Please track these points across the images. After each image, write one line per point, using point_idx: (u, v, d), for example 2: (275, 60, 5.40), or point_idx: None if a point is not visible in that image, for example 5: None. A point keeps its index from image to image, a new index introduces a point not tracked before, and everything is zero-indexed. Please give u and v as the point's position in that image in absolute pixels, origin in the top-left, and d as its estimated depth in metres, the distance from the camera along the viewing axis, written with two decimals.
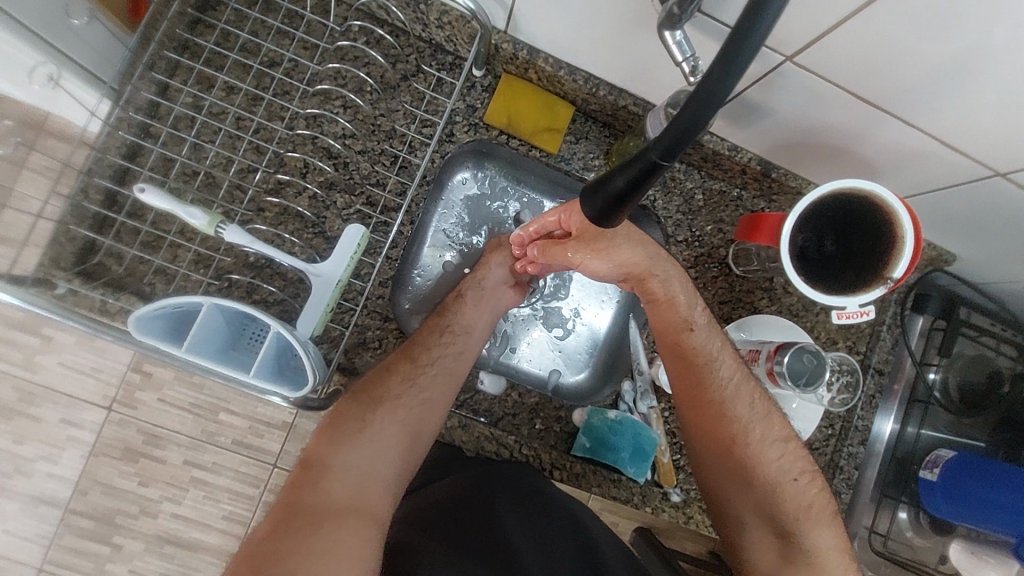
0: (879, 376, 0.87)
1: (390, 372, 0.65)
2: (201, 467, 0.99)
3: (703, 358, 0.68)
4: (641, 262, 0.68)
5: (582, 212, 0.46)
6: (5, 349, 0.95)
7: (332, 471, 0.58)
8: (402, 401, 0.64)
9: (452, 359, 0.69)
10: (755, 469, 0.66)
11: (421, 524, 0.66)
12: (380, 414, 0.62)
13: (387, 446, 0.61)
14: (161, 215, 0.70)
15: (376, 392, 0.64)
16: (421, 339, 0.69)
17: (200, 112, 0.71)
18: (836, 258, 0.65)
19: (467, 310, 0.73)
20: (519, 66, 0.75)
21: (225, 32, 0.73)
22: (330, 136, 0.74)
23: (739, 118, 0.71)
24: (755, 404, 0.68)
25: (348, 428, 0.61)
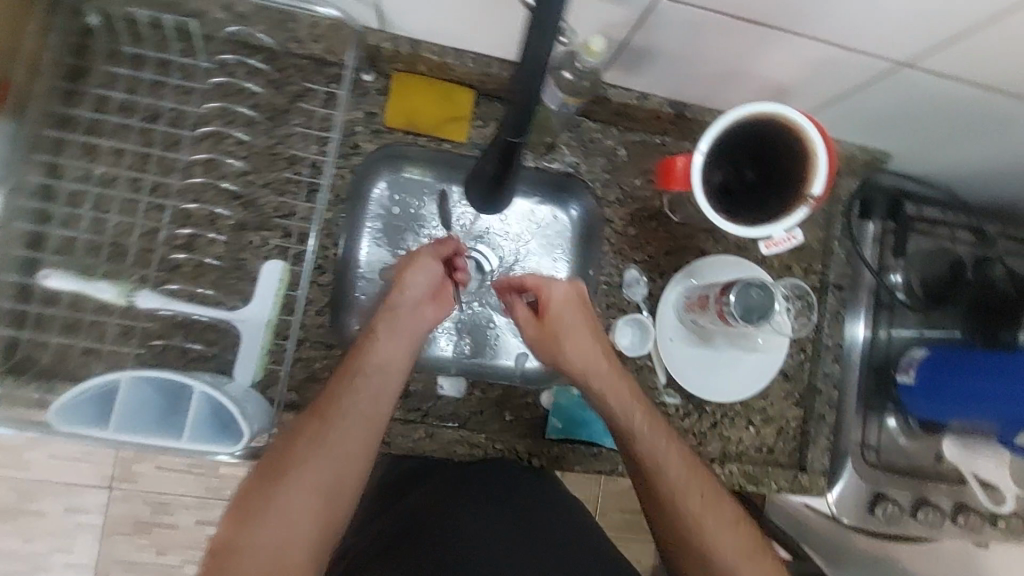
0: (838, 292, 0.85)
1: (298, 436, 0.59)
2: None
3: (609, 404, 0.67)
4: (547, 326, 0.68)
5: (471, 196, 0.62)
6: None
7: (244, 548, 0.53)
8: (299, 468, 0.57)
9: (366, 410, 0.61)
10: (671, 505, 0.63)
11: (387, 526, 0.67)
12: (288, 480, 0.56)
13: (295, 515, 0.55)
14: (75, 295, 0.67)
15: (287, 453, 0.58)
16: (335, 384, 0.62)
17: (92, 184, 0.68)
18: (759, 187, 0.63)
19: (385, 356, 0.64)
20: (405, 61, 0.73)
21: (98, 97, 0.69)
22: (230, 177, 0.71)
23: (634, 66, 0.69)
24: (667, 442, 0.65)
25: (255, 502, 0.55)
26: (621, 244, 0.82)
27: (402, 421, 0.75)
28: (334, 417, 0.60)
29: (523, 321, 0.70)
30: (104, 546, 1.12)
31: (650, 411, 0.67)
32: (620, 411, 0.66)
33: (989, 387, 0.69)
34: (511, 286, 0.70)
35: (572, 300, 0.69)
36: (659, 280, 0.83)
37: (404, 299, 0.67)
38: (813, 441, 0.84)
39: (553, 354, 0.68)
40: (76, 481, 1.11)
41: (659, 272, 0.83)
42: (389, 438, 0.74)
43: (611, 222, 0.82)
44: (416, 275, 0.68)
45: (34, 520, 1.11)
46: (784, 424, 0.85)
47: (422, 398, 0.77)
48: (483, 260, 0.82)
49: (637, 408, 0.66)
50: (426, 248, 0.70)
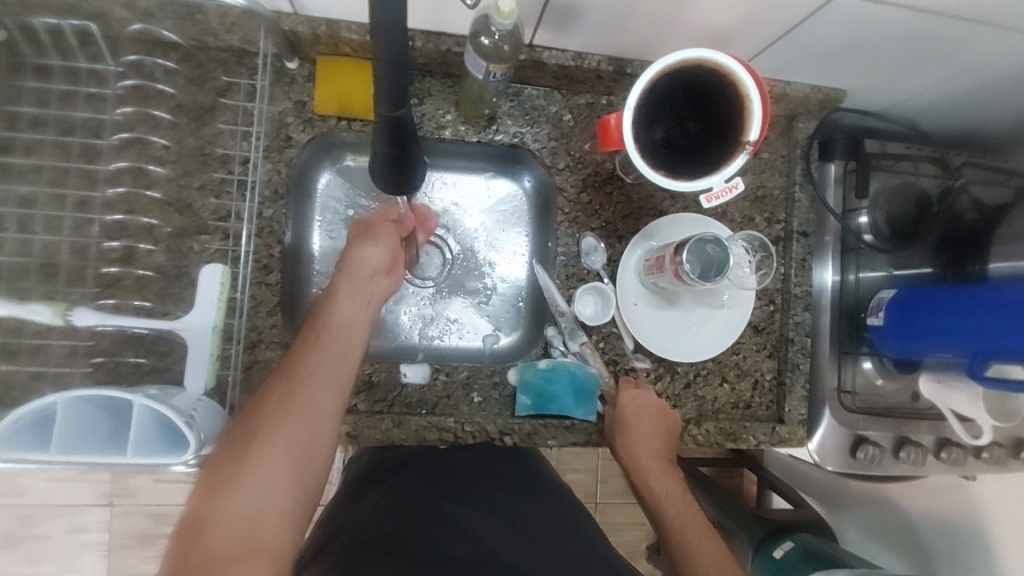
0: (803, 238, 0.83)
1: (261, 401, 0.57)
2: None
3: (640, 466, 0.74)
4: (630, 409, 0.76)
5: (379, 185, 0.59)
6: None
7: (215, 518, 0.51)
8: (270, 432, 0.55)
9: (330, 370, 0.61)
10: (683, 551, 0.69)
11: (367, 514, 0.68)
12: (258, 446, 0.54)
13: (270, 480, 0.53)
14: (11, 321, 0.65)
15: (255, 420, 0.56)
16: (298, 350, 0.61)
17: (15, 204, 0.66)
18: (700, 136, 0.61)
19: (344, 318, 0.64)
20: (328, 44, 0.70)
21: (9, 113, 0.66)
22: (161, 183, 0.69)
23: (561, 26, 0.65)
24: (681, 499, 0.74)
25: (224, 472, 0.53)
26: (575, 212, 0.80)
27: (369, 413, 0.74)
28: (301, 376, 0.59)
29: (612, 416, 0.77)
30: (109, 561, 1.13)
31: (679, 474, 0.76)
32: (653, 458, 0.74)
33: (961, 322, 0.67)
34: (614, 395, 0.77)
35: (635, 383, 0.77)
36: (618, 245, 0.80)
37: (356, 260, 0.68)
38: (789, 391, 0.83)
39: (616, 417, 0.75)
40: (73, 502, 1.11)
41: (617, 237, 0.80)
42: (356, 431, 0.73)
43: (564, 190, 0.80)
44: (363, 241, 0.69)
45: (36, 544, 1.11)
46: (759, 378, 0.84)
47: (387, 388, 0.76)
48: (444, 244, 0.82)
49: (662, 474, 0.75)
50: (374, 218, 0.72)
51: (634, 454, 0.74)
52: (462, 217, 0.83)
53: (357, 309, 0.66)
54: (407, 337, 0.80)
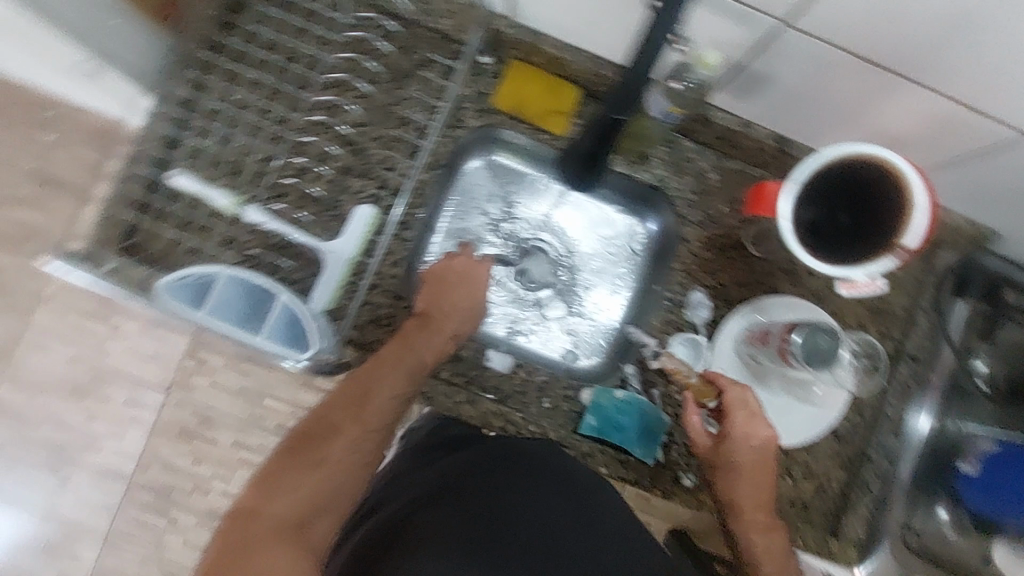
0: (913, 363, 0.81)
1: (330, 414, 0.62)
2: (249, 448, 1.09)
3: (740, 504, 0.68)
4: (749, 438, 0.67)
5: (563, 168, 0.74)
6: (78, 336, 1.09)
7: (263, 512, 0.54)
8: (328, 445, 0.60)
9: (404, 390, 0.67)
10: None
11: (407, 494, 0.64)
12: (316, 457, 0.59)
13: (317, 492, 0.57)
14: (192, 199, 0.75)
15: (333, 419, 0.62)
16: (375, 363, 0.67)
17: (228, 105, 0.76)
18: (851, 230, 0.61)
19: (421, 347, 0.70)
20: (524, 50, 0.76)
21: (250, 31, 0.77)
22: (346, 124, 0.78)
23: (746, 92, 0.69)
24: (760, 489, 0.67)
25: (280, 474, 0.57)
26: (693, 266, 0.82)
27: (447, 381, 0.80)
28: (369, 403, 0.64)
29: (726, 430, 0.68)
30: None
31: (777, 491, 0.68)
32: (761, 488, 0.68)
33: None
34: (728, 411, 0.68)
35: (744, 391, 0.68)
36: (724, 308, 0.82)
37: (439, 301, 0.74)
38: (853, 507, 0.81)
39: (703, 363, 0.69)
40: None
41: (725, 300, 0.82)
42: (431, 394, 0.79)
43: (689, 243, 0.82)
44: (450, 278, 0.75)
45: None
46: (825, 485, 0.81)
47: (470, 365, 0.81)
48: (554, 254, 0.84)
49: (761, 518, 0.68)
50: (457, 265, 0.76)
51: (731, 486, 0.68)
52: (577, 234, 0.84)
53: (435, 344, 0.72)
54: (495, 328, 0.82)
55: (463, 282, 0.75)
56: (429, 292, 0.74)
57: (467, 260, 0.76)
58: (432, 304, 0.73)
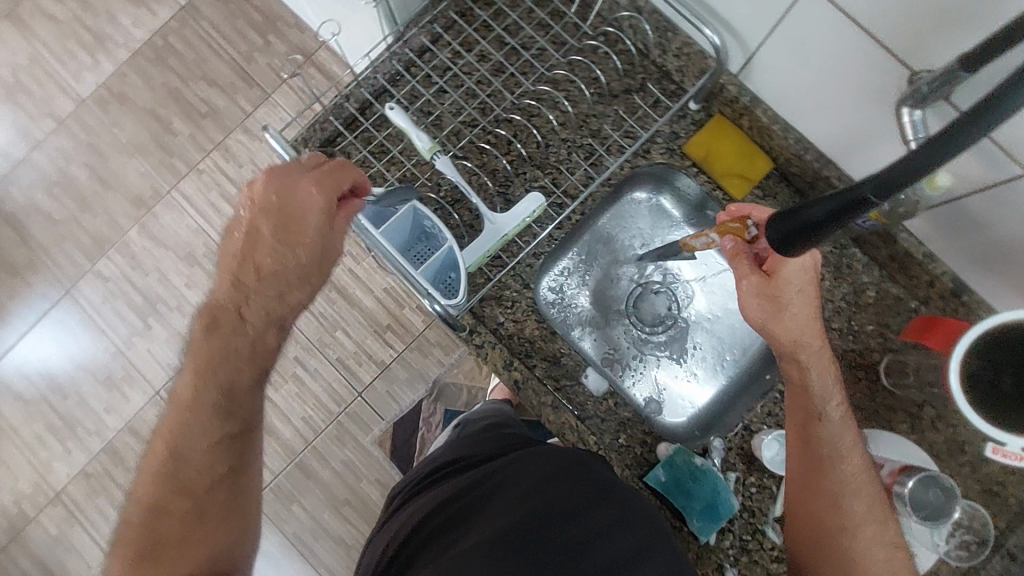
0: (1007, 560, 0.73)
1: (175, 422, 0.62)
2: (305, 367, 1.20)
3: (822, 445, 0.63)
4: (798, 336, 0.62)
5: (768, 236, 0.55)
6: (213, 213, 1.20)
7: (168, 556, 0.58)
8: (178, 455, 0.61)
9: (229, 428, 0.62)
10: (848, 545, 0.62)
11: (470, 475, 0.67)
12: (189, 465, 0.61)
13: (203, 520, 0.60)
14: (393, 132, 0.83)
15: (166, 492, 0.61)
16: (200, 356, 0.61)
17: (455, 66, 0.84)
18: (1012, 398, 0.58)
19: (242, 345, 0.61)
20: (735, 110, 0.78)
21: (499, 11, 0.84)
22: (546, 117, 0.83)
23: (946, 226, 0.68)
24: (867, 506, 0.62)
25: (173, 516, 0.60)
26: None
27: (540, 380, 0.80)
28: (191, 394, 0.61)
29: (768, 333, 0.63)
30: None
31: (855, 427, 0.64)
32: (834, 441, 0.63)
33: None
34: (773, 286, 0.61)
35: (803, 279, 0.61)
36: None
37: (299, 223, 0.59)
38: None
39: (770, 318, 0.62)
40: None
41: None
42: (523, 384, 0.79)
43: None
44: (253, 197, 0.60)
45: None
46: None
47: (565, 373, 0.82)
48: (678, 305, 0.85)
49: (848, 433, 0.63)
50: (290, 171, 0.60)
51: (835, 467, 0.63)
52: (701, 302, 0.85)
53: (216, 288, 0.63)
54: (597, 351, 0.84)
55: (299, 195, 0.59)
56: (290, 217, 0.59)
57: (287, 174, 0.60)
58: (267, 239, 0.59)
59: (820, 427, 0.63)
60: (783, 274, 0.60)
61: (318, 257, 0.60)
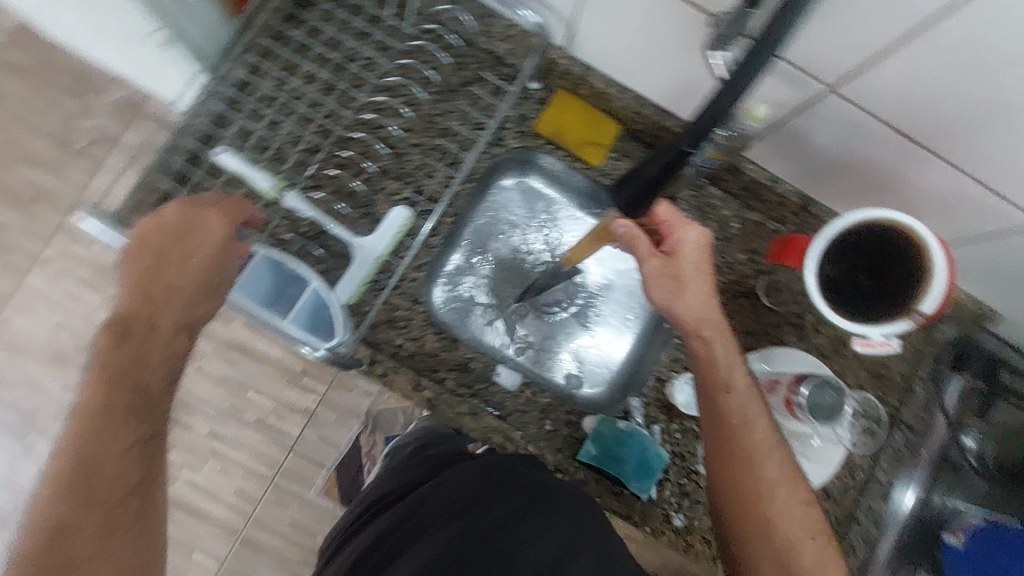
0: (905, 431, 0.82)
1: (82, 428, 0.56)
2: (221, 439, 1.11)
3: (733, 424, 0.63)
4: (706, 312, 0.63)
5: (620, 199, 0.70)
6: (72, 303, 1.07)
7: None
8: (88, 461, 0.55)
9: (139, 433, 0.58)
10: (774, 529, 0.60)
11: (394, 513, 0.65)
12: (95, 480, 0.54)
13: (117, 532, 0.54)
14: (231, 177, 0.76)
15: (68, 500, 0.53)
16: (110, 363, 0.58)
17: (281, 93, 0.78)
18: (869, 289, 0.64)
19: (154, 350, 0.61)
20: (570, 81, 0.79)
21: (312, 28, 0.79)
22: (392, 127, 0.80)
23: (780, 149, 0.72)
24: (784, 469, 0.62)
25: (74, 538, 0.52)
26: None
27: (451, 391, 0.79)
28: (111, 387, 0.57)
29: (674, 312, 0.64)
30: None
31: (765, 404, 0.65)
32: (743, 412, 0.63)
33: None
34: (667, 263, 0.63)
35: (697, 254, 0.63)
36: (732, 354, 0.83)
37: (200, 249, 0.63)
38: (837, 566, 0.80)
39: (672, 296, 0.63)
40: None
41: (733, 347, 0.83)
42: (435, 401, 0.78)
43: None
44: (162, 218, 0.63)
45: None
46: None
47: (477, 377, 0.81)
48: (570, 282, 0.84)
49: (756, 407, 0.63)
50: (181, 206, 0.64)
51: (748, 443, 0.62)
52: (594, 269, 0.84)
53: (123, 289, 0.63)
54: (503, 347, 0.82)
55: (205, 227, 0.64)
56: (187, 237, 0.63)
57: (196, 204, 0.64)
58: (179, 260, 0.63)
59: (730, 399, 0.63)
60: (681, 253, 0.63)
61: (210, 275, 0.64)
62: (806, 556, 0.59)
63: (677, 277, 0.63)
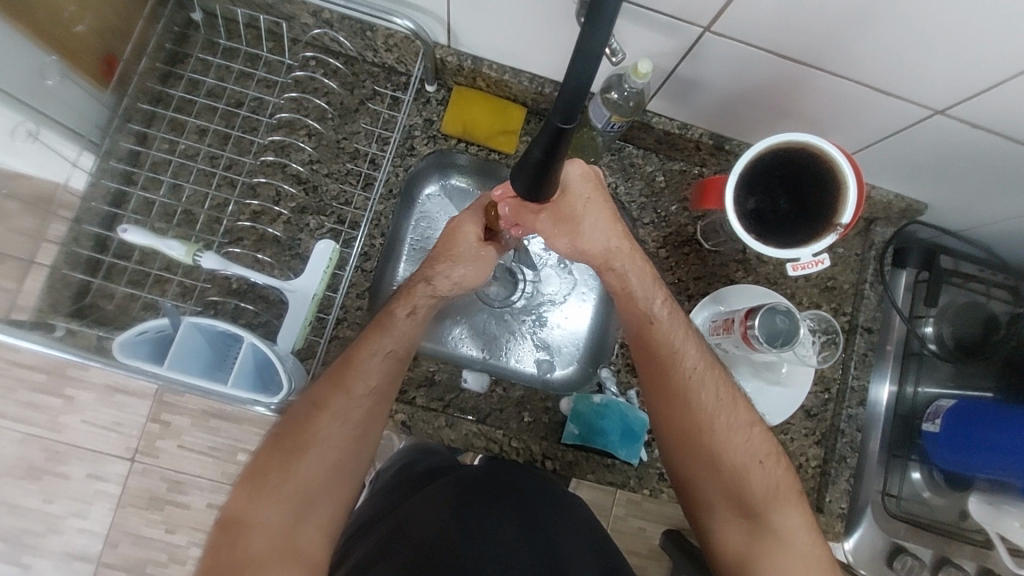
0: (867, 334, 0.83)
1: (290, 419, 0.62)
2: None
3: (664, 355, 0.68)
4: (603, 250, 0.68)
5: (516, 186, 0.52)
6: (34, 412, 1.14)
7: (248, 529, 0.58)
8: (299, 447, 0.61)
9: (359, 431, 0.63)
10: (719, 452, 0.66)
11: (387, 525, 0.71)
12: (296, 458, 0.60)
13: (305, 493, 0.60)
14: (145, 252, 0.74)
15: (270, 465, 0.60)
16: (354, 368, 0.63)
17: (176, 155, 0.77)
18: (792, 215, 0.66)
19: (361, 377, 0.63)
20: (467, 76, 0.78)
21: (192, 81, 0.79)
22: (297, 163, 0.78)
23: (679, 96, 0.73)
24: (719, 394, 0.67)
25: (270, 486, 0.59)
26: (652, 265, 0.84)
27: (424, 408, 0.78)
28: (357, 383, 0.63)
29: (573, 249, 0.68)
30: (118, 514, 1.17)
31: (696, 335, 0.69)
32: (671, 343, 0.68)
33: None
34: (558, 217, 0.64)
35: (588, 194, 0.64)
36: (686, 303, 0.84)
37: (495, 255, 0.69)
38: (833, 482, 0.81)
39: (570, 235, 0.67)
40: (101, 449, 1.16)
41: (686, 296, 0.84)
42: (411, 422, 0.77)
43: (645, 243, 0.84)
44: (455, 257, 0.68)
45: (56, 481, 1.16)
46: (803, 464, 0.82)
47: (446, 388, 0.79)
48: (519, 273, 0.86)
49: (681, 335, 0.68)
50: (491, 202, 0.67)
51: (681, 372, 0.67)
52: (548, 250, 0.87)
53: (385, 371, 0.64)
54: (471, 350, 0.84)
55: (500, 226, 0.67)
56: (487, 257, 0.69)
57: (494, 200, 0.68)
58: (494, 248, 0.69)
59: (656, 331, 0.68)
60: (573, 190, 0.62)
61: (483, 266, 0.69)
62: (753, 476, 0.65)
63: (572, 217, 0.65)
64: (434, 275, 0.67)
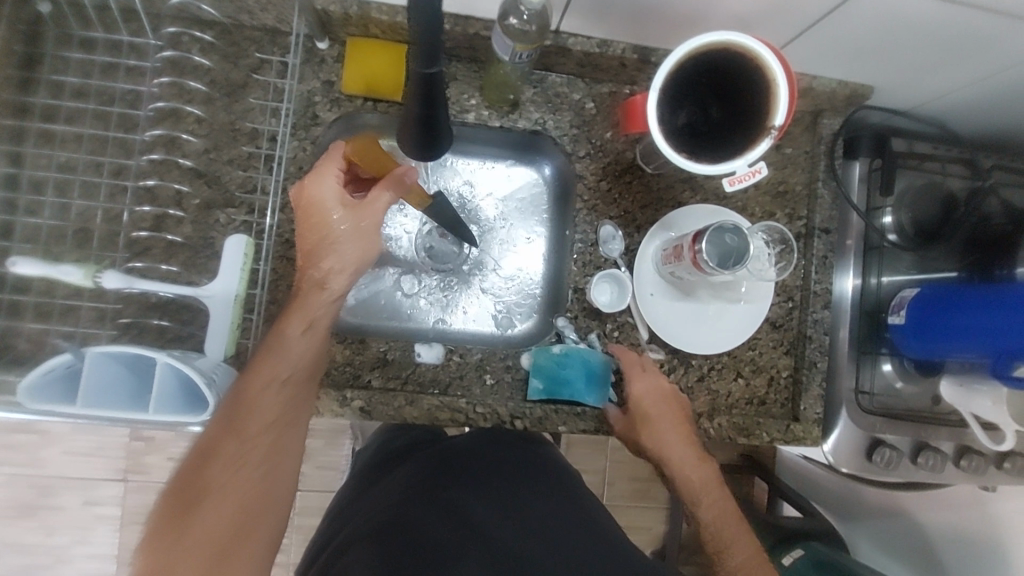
0: (824, 235, 0.81)
1: (191, 458, 0.57)
2: None
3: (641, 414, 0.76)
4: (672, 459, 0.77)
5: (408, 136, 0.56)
6: (10, 452, 1.11)
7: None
8: (202, 488, 0.55)
9: (270, 453, 0.58)
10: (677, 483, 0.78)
11: (348, 528, 0.69)
12: (201, 500, 0.54)
13: (218, 532, 0.54)
14: (46, 282, 0.68)
15: (173, 514, 0.54)
16: (253, 394, 0.58)
17: (55, 169, 0.69)
18: (725, 123, 0.62)
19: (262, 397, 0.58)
20: (357, 25, 0.70)
21: (51, 81, 0.70)
22: (191, 156, 0.71)
23: (589, 10, 0.66)
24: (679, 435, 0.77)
25: (174, 535, 0.53)
26: (594, 200, 0.79)
27: (381, 390, 0.74)
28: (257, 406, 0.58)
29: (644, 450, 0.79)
30: (123, 535, 1.16)
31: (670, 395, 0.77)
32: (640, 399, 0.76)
33: (1000, 319, 0.65)
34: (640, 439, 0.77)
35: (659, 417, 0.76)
36: (636, 235, 0.80)
37: (378, 221, 0.65)
38: (806, 389, 0.81)
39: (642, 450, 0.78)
40: (89, 475, 1.14)
41: (635, 227, 0.80)
42: (369, 406, 0.73)
43: (583, 178, 0.79)
44: (335, 240, 0.63)
45: (52, 515, 1.14)
46: (775, 377, 0.82)
47: (400, 366, 0.76)
48: None
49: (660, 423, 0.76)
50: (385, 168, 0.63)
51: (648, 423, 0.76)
52: (489, 204, 0.83)
53: (281, 400, 0.59)
54: (422, 320, 0.81)
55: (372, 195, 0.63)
56: (369, 229, 0.64)
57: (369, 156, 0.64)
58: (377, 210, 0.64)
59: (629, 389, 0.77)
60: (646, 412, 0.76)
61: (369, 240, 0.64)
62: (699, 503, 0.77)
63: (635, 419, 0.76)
64: (326, 278, 0.63)
